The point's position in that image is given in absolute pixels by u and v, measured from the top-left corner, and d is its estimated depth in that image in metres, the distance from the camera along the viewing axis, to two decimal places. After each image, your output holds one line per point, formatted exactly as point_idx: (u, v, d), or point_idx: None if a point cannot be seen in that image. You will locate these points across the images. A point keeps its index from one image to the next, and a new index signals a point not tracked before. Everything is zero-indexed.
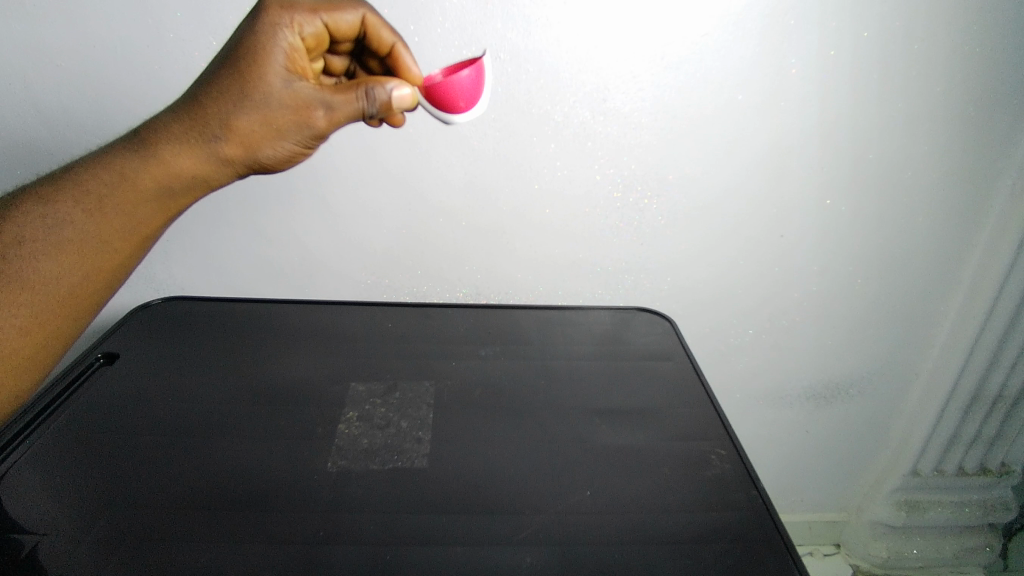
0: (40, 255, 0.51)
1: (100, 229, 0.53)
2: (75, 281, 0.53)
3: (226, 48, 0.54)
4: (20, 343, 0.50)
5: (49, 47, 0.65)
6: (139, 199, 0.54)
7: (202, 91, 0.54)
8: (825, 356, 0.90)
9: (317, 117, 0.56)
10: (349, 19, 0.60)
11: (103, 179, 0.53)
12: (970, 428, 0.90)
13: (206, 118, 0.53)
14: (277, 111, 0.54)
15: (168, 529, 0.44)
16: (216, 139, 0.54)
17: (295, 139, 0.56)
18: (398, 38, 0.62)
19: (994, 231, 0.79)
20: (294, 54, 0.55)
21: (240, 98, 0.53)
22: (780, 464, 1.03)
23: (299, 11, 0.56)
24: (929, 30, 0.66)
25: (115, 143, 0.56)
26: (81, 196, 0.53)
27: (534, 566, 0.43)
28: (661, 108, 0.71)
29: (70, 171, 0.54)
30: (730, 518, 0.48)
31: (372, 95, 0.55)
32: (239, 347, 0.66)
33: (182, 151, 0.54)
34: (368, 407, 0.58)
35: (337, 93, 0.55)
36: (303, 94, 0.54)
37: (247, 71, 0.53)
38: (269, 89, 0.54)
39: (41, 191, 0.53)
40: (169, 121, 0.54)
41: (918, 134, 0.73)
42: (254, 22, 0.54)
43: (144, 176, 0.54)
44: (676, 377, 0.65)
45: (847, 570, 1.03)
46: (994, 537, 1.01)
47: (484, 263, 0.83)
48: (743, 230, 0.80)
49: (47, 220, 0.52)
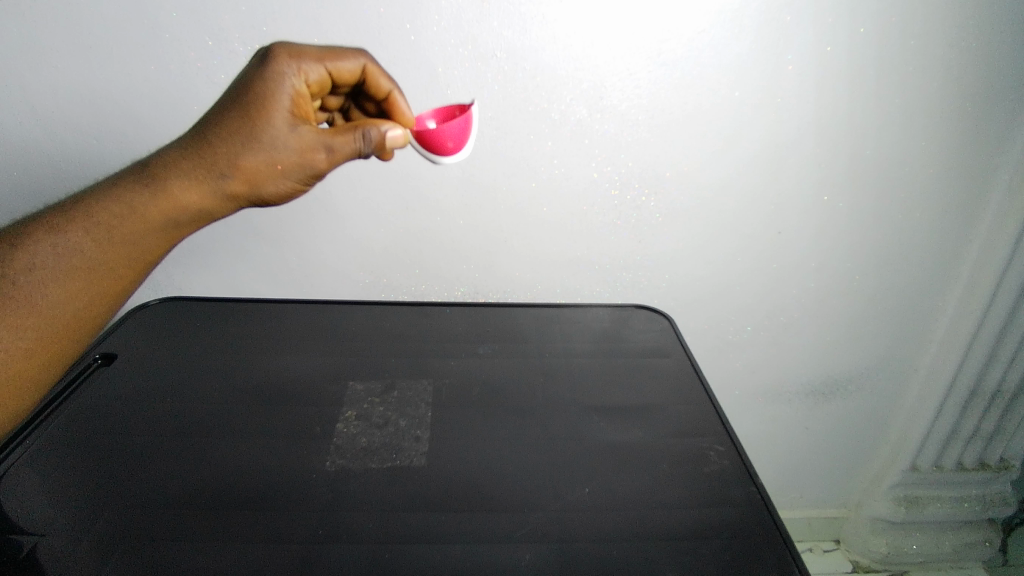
0: (49, 282, 0.50)
1: (110, 259, 0.53)
2: (81, 308, 0.52)
3: (233, 89, 0.54)
4: (22, 366, 0.49)
5: (44, 48, 0.64)
6: (148, 230, 0.54)
7: (210, 128, 0.54)
8: (823, 352, 0.90)
9: (319, 159, 0.57)
10: (350, 68, 0.60)
11: (114, 209, 0.52)
12: (968, 423, 0.90)
13: (214, 153, 0.53)
14: (282, 153, 0.55)
15: (165, 529, 0.44)
16: (224, 175, 0.54)
17: (297, 178, 0.57)
18: (395, 85, 0.64)
19: (991, 225, 0.79)
20: (299, 99, 0.56)
21: (248, 140, 0.53)
22: (778, 461, 1.03)
23: (308, 58, 0.57)
24: (924, 26, 0.66)
25: (123, 172, 0.55)
26: (92, 225, 0.52)
27: (532, 565, 0.43)
28: (657, 106, 0.71)
29: (77, 200, 0.53)
30: (728, 514, 0.48)
31: (370, 136, 0.58)
32: (237, 346, 0.66)
33: (191, 184, 0.54)
34: (366, 406, 0.58)
35: (338, 135, 0.57)
36: (307, 138, 0.56)
37: (255, 113, 0.53)
38: (275, 130, 0.54)
39: (48, 220, 0.51)
40: (178, 154, 0.54)
41: (915, 130, 0.73)
42: (262, 67, 0.55)
43: (153, 207, 0.53)
44: (674, 374, 0.65)
45: (846, 567, 1.03)
46: (994, 532, 1.01)
47: (481, 261, 0.83)
48: (739, 227, 0.80)
49: (59, 250, 0.51)
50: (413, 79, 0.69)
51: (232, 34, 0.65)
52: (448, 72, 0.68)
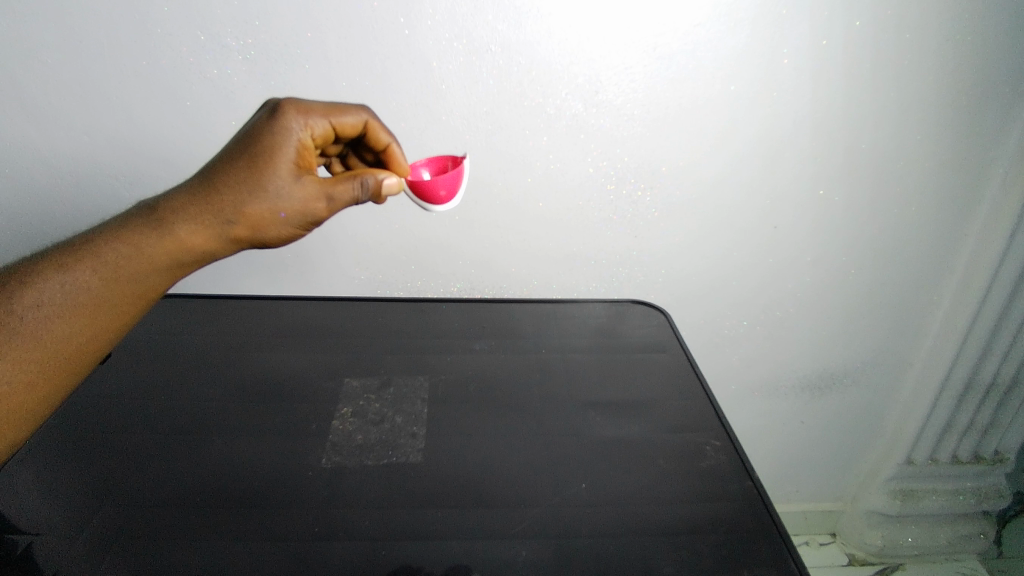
0: (54, 318, 0.47)
1: (115, 300, 0.49)
2: (85, 341, 0.49)
3: (239, 138, 0.52)
4: (23, 399, 0.46)
5: (34, 45, 0.64)
6: (152, 273, 0.51)
7: (216, 173, 0.51)
8: (819, 346, 0.91)
9: (318, 208, 0.54)
10: (352, 122, 0.59)
11: (121, 250, 0.49)
12: (963, 416, 0.90)
13: (221, 197, 0.51)
14: (285, 202, 0.52)
15: (162, 527, 0.44)
16: (228, 220, 0.51)
17: (296, 225, 0.54)
18: (394, 139, 0.63)
19: (986, 219, 0.79)
20: (303, 151, 0.54)
21: (252, 187, 0.51)
22: (774, 454, 1.03)
23: (314, 112, 0.55)
24: (920, 20, 0.66)
25: (129, 213, 0.51)
26: (99, 265, 0.49)
27: (529, 560, 0.43)
28: (653, 101, 0.71)
29: (84, 238, 0.50)
30: (724, 508, 0.48)
31: (368, 184, 0.56)
32: (232, 343, 0.65)
33: (196, 227, 0.51)
34: (362, 402, 0.57)
35: (339, 184, 0.55)
36: (309, 188, 0.53)
37: (261, 161, 0.51)
38: (280, 178, 0.52)
39: (53, 259, 0.48)
40: (185, 197, 0.51)
41: (911, 124, 0.73)
42: (268, 118, 0.53)
43: (157, 249, 0.50)
44: (670, 369, 0.65)
45: (842, 559, 1.04)
46: (989, 524, 1.01)
47: (477, 257, 0.82)
48: (735, 221, 0.80)
49: (64, 290, 0.47)
50: (408, 74, 0.68)
51: (224, 29, 0.64)
52: (442, 66, 0.68)
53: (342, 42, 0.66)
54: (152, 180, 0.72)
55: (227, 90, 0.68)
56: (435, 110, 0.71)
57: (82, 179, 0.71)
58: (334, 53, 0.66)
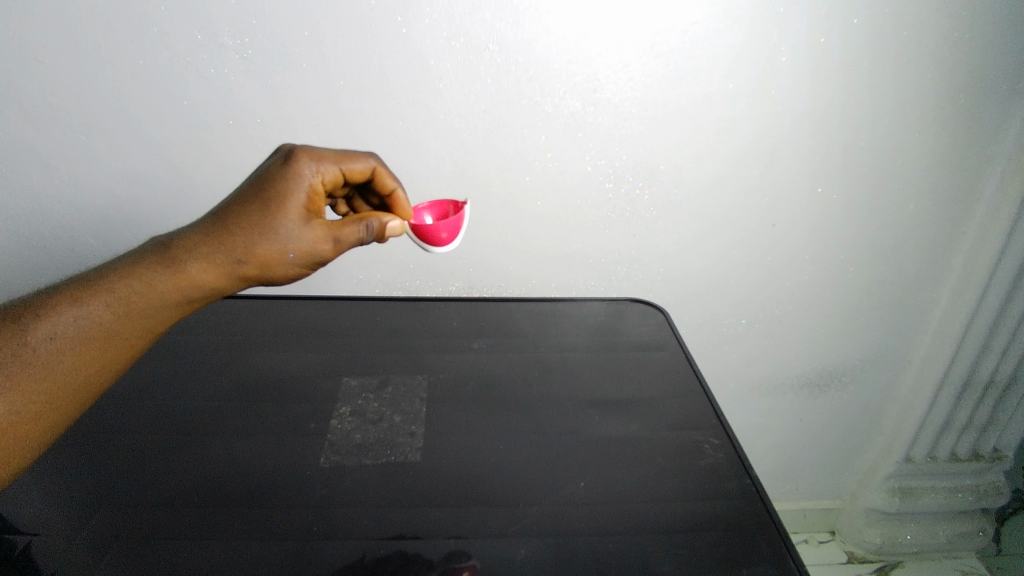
0: (66, 352, 0.45)
1: (126, 336, 0.48)
2: (93, 374, 0.47)
3: (251, 182, 0.52)
4: (25, 429, 0.44)
5: (30, 44, 0.63)
6: (163, 311, 0.49)
7: (228, 214, 0.51)
8: (817, 344, 0.91)
9: (325, 250, 0.53)
10: (360, 169, 0.57)
11: (133, 285, 0.48)
12: (961, 414, 0.91)
13: (232, 237, 0.50)
14: (293, 244, 0.51)
15: (161, 527, 0.44)
16: (238, 260, 0.50)
17: (301, 267, 0.53)
18: (399, 184, 0.61)
19: (984, 217, 0.79)
20: (313, 195, 0.53)
21: (263, 229, 0.50)
22: (773, 452, 1.04)
23: (325, 159, 0.54)
24: (918, 17, 0.66)
25: (142, 250, 0.50)
26: (113, 300, 0.47)
27: (528, 558, 0.43)
28: (651, 99, 0.71)
29: (98, 273, 0.49)
30: (723, 506, 0.48)
31: (373, 227, 0.55)
32: (229, 342, 0.65)
33: (207, 266, 0.50)
34: (360, 402, 0.57)
35: (345, 226, 0.54)
36: (317, 232, 0.52)
37: (272, 205, 0.50)
38: (290, 220, 0.51)
39: (67, 293, 0.47)
40: (198, 235, 0.50)
41: (908, 121, 0.73)
42: (279, 164, 0.52)
43: (169, 287, 0.49)
44: (668, 367, 0.65)
45: (841, 558, 1.04)
46: (988, 522, 1.01)
47: (475, 256, 0.82)
48: (733, 219, 0.80)
49: (77, 324, 0.46)
50: (404, 72, 0.68)
51: (221, 28, 0.64)
52: (439, 65, 0.68)
53: (339, 40, 0.66)
54: (149, 180, 0.72)
55: (224, 89, 0.68)
56: (432, 110, 0.71)
57: (79, 178, 0.71)
58: (331, 52, 0.66)
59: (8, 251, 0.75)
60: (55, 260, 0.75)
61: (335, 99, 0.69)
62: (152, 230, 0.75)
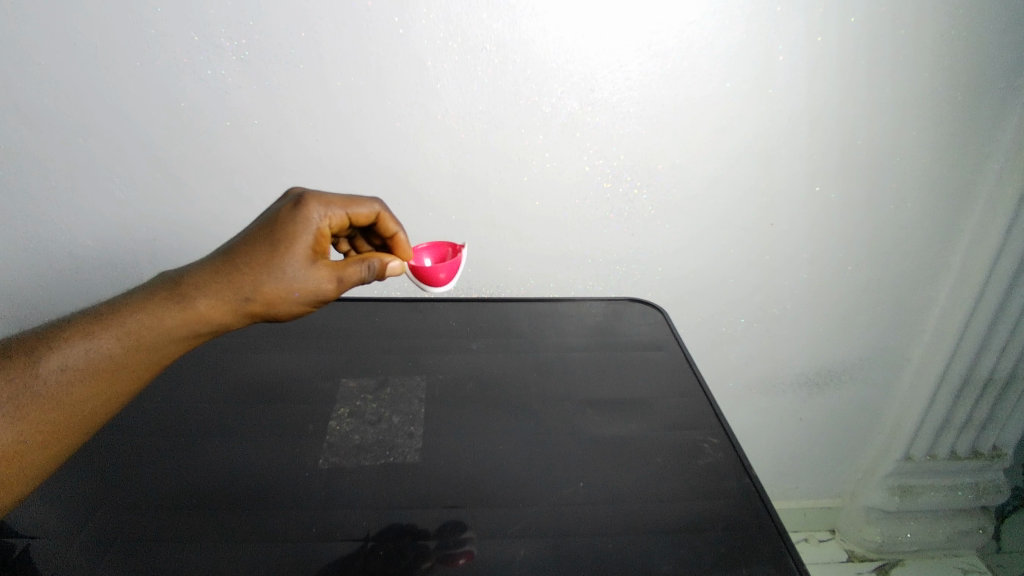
0: (76, 382, 0.45)
1: (133, 370, 0.47)
2: (99, 406, 0.46)
3: (262, 222, 0.52)
4: (31, 455, 0.44)
5: (29, 47, 0.63)
6: (170, 346, 0.49)
7: (238, 253, 0.50)
8: (816, 343, 0.90)
9: (328, 289, 0.53)
10: (365, 214, 0.57)
11: (144, 320, 0.48)
12: (960, 412, 0.91)
13: (240, 275, 0.49)
14: (299, 283, 0.51)
15: (158, 529, 0.44)
16: (245, 297, 0.50)
17: (304, 305, 0.53)
18: (402, 228, 0.61)
19: (982, 214, 0.79)
20: (321, 237, 0.53)
21: (270, 268, 0.50)
22: (773, 451, 1.04)
23: (333, 204, 0.54)
24: (915, 16, 0.66)
25: (152, 285, 0.50)
26: (124, 333, 0.47)
27: (527, 559, 0.43)
28: (649, 99, 0.71)
29: (110, 307, 0.48)
30: (723, 506, 0.48)
31: (375, 267, 0.55)
32: (229, 345, 0.65)
33: (215, 303, 0.49)
34: (358, 403, 0.57)
35: (349, 265, 0.54)
36: (322, 272, 0.52)
37: (280, 246, 0.50)
38: (297, 259, 0.51)
39: (79, 326, 0.47)
40: (208, 272, 0.50)
41: (905, 120, 0.73)
42: (289, 206, 0.52)
43: (176, 322, 0.48)
44: (666, 367, 0.65)
45: (841, 556, 1.04)
46: (988, 519, 1.01)
47: (473, 256, 0.82)
48: (731, 218, 0.80)
49: (87, 356, 0.45)
50: (402, 73, 0.68)
51: (218, 30, 0.64)
52: (437, 65, 0.68)
53: (337, 41, 0.66)
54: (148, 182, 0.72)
55: (222, 91, 0.67)
56: (430, 110, 0.71)
57: (77, 180, 0.71)
58: (329, 53, 0.66)
59: (6, 254, 0.74)
60: (55, 262, 0.76)
61: (333, 100, 0.69)
62: (151, 232, 0.75)
